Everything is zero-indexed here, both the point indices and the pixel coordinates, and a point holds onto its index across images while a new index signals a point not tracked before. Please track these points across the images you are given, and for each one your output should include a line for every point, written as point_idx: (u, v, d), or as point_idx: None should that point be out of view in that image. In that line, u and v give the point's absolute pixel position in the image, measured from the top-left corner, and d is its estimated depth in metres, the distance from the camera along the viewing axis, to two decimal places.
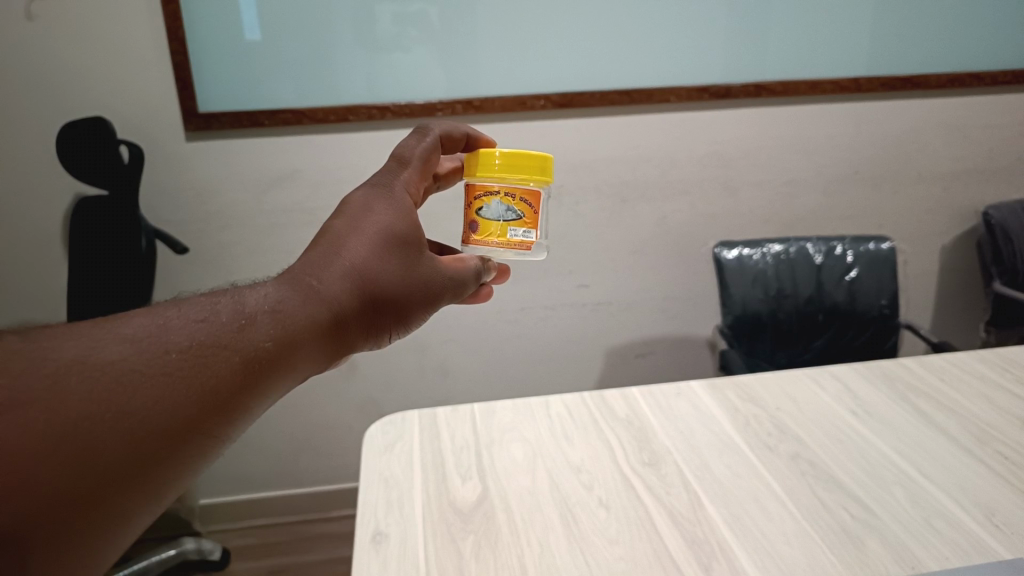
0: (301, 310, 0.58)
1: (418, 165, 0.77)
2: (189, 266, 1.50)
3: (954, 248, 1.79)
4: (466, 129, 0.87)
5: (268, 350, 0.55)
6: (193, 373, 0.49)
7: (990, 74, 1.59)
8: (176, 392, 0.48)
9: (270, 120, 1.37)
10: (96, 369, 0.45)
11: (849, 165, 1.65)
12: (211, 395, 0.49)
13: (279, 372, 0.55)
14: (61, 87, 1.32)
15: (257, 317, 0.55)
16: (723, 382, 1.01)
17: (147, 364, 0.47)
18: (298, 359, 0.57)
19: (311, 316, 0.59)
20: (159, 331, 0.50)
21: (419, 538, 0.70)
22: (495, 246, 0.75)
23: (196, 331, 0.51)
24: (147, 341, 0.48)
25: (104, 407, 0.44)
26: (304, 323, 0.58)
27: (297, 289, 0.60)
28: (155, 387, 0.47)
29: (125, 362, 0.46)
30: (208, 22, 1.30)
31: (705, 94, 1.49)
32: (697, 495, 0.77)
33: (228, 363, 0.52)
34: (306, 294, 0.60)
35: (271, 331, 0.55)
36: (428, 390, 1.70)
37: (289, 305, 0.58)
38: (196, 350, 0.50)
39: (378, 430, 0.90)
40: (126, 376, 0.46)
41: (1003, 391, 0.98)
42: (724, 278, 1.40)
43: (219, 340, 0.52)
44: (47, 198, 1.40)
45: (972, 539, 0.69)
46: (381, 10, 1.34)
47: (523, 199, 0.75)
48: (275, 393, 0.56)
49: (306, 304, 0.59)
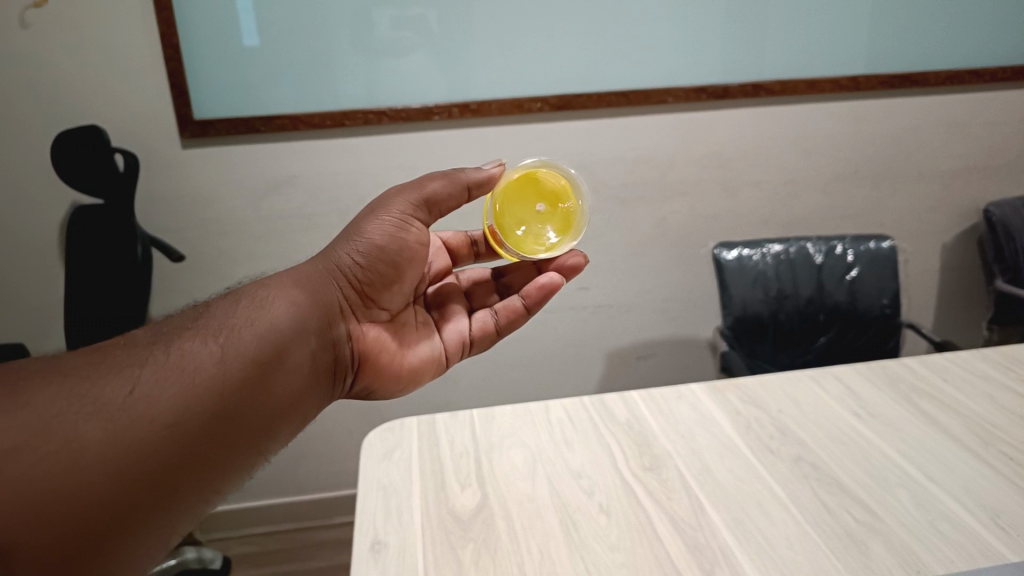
0: (271, 298, 0.67)
1: None
2: (187, 274, 1.49)
3: (955, 247, 1.78)
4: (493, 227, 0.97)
5: (241, 330, 0.63)
6: (162, 359, 0.57)
7: (989, 71, 1.58)
8: (147, 374, 0.55)
9: (266, 125, 1.37)
10: (69, 369, 0.53)
11: (849, 164, 1.64)
12: (187, 373, 0.57)
13: (258, 348, 0.62)
14: (56, 96, 1.32)
15: (224, 312, 0.64)
16: (723, 384, 1.00)
17: (118, 357, 0.56)
18: (278, 335, 0.65)
19: (282, 299, 0.68)
20: (126, 340, 0.58)
21: (419, 547, 0.70)
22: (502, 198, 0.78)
23: (161, 333, 0.60)
24: (118, 346, 0.57)
25: (78, 393, 0.51)
26: (268, 304, 0.66)
27: (266, 286, 0.69)
28: (124, 374, 0.54)
29: (93, 362, 0.54)
30: (203, 29, 1.29)
31: (703, 94, 1.49)
32: (698, 500, 0.76)
33: (200, 345, 0.59)
34: (278, 285, 0.69)
35: (230, 315, 0.64)
36: (429, 395, 1.69)
37: (253, 298, 0.67)
38: (160, 341, 0.59)
39: (377, 437, 0.89)
40: (98, 367, 0.54)
41: (1007, 390, 0.97)
42: (723, 279, 1.39)
43: (183, 330, 0.61)
44: (44, 207, 1.40)
45: (978, 542, 0.68)
46: (379, 15, 1.33)
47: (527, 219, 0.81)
48: (264, 370, 0.62)
49: (274, 292, 0.68)
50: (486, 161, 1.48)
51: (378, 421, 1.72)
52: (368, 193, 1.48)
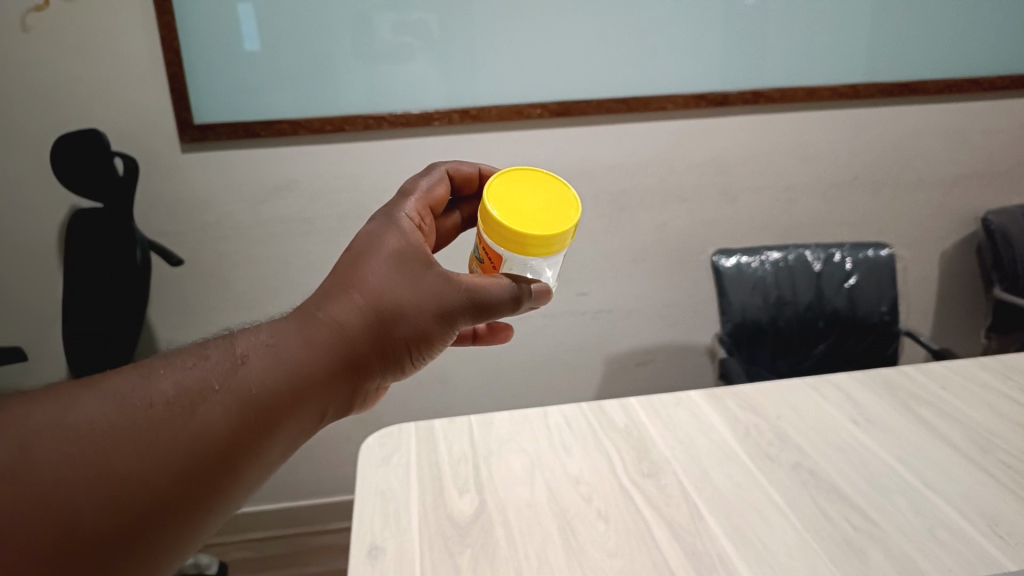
0: (303, 350, 0.54)
1: (421, 197, 0.70)
2: (186, 278, 1.49)
3: (953, 254, 1.79)
4: (476, 163, 0.78)
5: (270, 390, 0.52)
6: (181, 422, 0.47)
7: (989, 80, 1.59)
8: (161, 447, 0.46)
9: (266, 130, 1.37)
10: (75, 432, 0.44)
11: (848, 171, 1.65)
12: (206, 443, 0.47)
13: (283, 410, 0.52)
14: (57, 99, 1.32)
15: (254, 359, 0.52)
16: (722, 391, 1.00)
17: (128, 419, 0.46)
18: (306, 396, 0.54)
19: (315, 355, 0.55)
20: (145, 385, 0.48)
21: (416, 552, 0.69)
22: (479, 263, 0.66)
23: (183, 380, 0.49)
24: (129, 398, 0.47)
25: (83, 469, 0.43)
26: (304, 361, 0.54)
27: (300, 326, 0.56)
28: (137, 444, 0.45)
29: (104, 422, 0.45)
30: (204, 33, 1.30)
31: (703, 101, 1.49)
32: (697, 506, 0.76)
33: (222, 408, 0.49)
34: (310, 332, 0.55)
35: (264, 371, 0.52)
36: (427, 400, 1.69)
37: (290, 344, 0.54)
38: (181, 400, 0.48)
39: (375, 441, 0.89)
40: (106, 435, 0.45)
41: (1006, 398, 0.97)
42: (722, 285, 1.39)
43: (209, 383, 0.50)
44: (42, 211, 1.40)
45: (978, 550, 0.68)
46: (380, 21, 1.34)
47: (488, 251, 0.63)
48: (284, 433, 0.53)
49: (310, 341, 0.55)
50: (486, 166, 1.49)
51: (376, 425, 1.71)
52: (367, 197, 1.48)
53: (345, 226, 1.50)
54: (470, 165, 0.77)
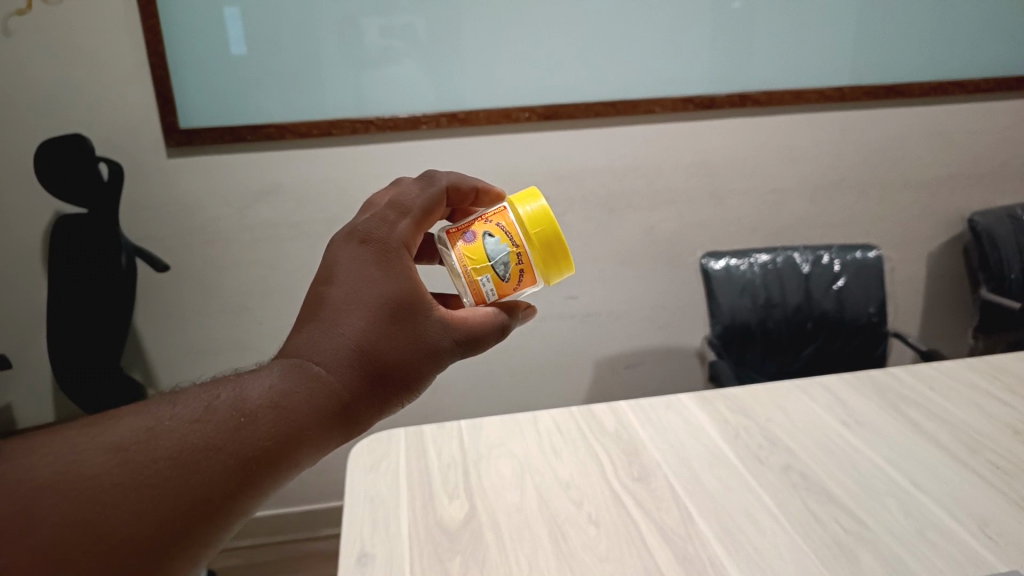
0: (304, 403, 0.52)
1: (418, 216, 0.64)
2: (172, 284, 1.48)
3: (940, 256, 1.80)
4: (472, 179, 0.73)
5: (273, 449, 0.50)
6: (180, 481, 0.46)
7: (973, 82, 1.60)
8: (163, 509, 0.45)
9: (253, 134, 1.36)
10: (77, 489, 0.43)
11: (835, 173, 1.66)
12: (203, 505, 0.46)
13: (279, 468, 0.50)
14: (39, 105, 1.30)
15: (257, 411, 0.50)
16: (712, 394, 0.99)
17: (132, 478, 0.45)
18: (304, 451, 0.52)
19: (314, 410, 0.52)
20: (147, 439, 0.46)
21: (406, 559, 0.69)
22: (494, 277, 0.64)
23: (188, 433, 0.47)
24: (133, 453, 0.46)
25: (83, 532, 0.42)
26: (311, 418, 0.52)
27: (301, 372, 0.53)
28: (138, 504, 0.44)
29: (107, 478, 0.44)
30: (190, 37, 1.29)
31: (690, 104, 1.49)
32: (688, 510, 0.75)
33: (222, 466, 0.47)
34: (310, 383, 0.52)
35: (270, 428, 0.50)
36: (417, 405, 1.68)
37: (298, 398, 0.52)
38: (186, 457, 0.47)
39: (364, 447, 0.88)
40: (107, 495, 0.44)
41: (994, 399, 0.98)
42: (711, 288, 1.39)
43: (214, 441, 0.48)
44: (26, 217, 1.38)
45: (967, 551, 0.69)
46: (367, 24, 1.33)
47: (523, 275, 0.65)
48: (277, 486, 0.52)
49: (312, 393, 0.52)
50: (473, 170, 1.48)
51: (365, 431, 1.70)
52: (354, 201, 1.47)
53: (333, 231, 1.49)
54: (469, 182, 0.72)
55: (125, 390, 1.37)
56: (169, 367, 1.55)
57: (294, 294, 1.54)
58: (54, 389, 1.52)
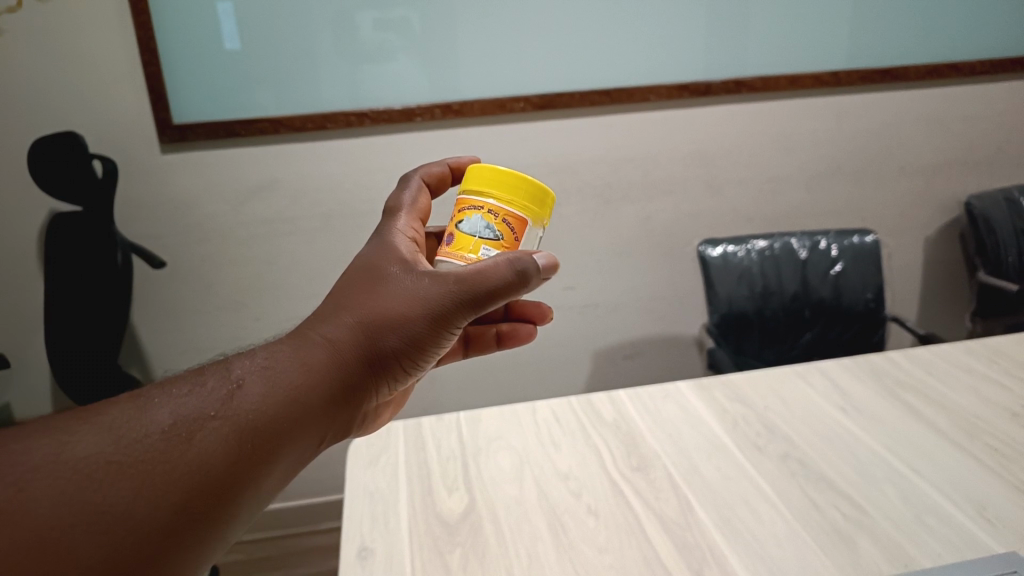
0: (295, 369, 0.54)
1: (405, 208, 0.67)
2: (168, 280, 1.48)
3: (938, 240, 1.80)
4: (444, 160, 0.74)
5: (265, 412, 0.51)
6: (175, 450, 0.47)
7: (969, 65, 1.59)
8: (159, 478, 0.45)
9: (246, 128, 1.35)
10: (71, 467, 0.44)
11: (831, 159, 1.65)
12: (201, 473, 0.47)
13: (278, 434, 0.51)
14: (31, 103, 1.30)
15: (247, 381, 0.52)
16: (710, 382, 1.00)
17: (127, 451, 0.45)
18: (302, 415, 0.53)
19: (307, 375, 0.54)
20: (138, 416, 0.47)
21: (407, 553, 0.69)
22: (489, 243, 0.60)
23: (180, 408, 0.49)
24: (126, 429, 0.46)
25: (79, 508, 0.42)
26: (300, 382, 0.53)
27: (291, 346, 0.55)
28: (133, 475, 0.45)
29: (101, 455, 0.45)
30: (181, 32, 1.28)
31: (685, 92, 1.49)
32: (687, 499, 0.76)
33: (216, 434, 0.49)
34: (300, 352, 0.55)
35: (260, 393, 0.51)
36: (416, 398, 1.68)
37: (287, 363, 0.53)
38: (179, 428, 0.48)
39: (362, 441, 0.88)
40: (103, 470, 0.44)
41: (992, 383, 0.98)
42: (709, 276, 1.39)
43: (205, 411, 0.49)
44: (21, 216, 1.38)
45: (965, 536, 0.69)
46: (361, 18, 1.33)
47: (511, 222, 0.60)
48: (281, 457, 0.52)
49: (302, 362, 0.54)
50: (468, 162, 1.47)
51: None
52: (350, 195, 1.47)
53: (328, 225, 1.49)
54: (440, 164, 0.73)
55: (124, 387, 1.37)
56: (167, 363, 1.54)
57: (291, 289, 1.54)
58: (52, 387, 1.52)
